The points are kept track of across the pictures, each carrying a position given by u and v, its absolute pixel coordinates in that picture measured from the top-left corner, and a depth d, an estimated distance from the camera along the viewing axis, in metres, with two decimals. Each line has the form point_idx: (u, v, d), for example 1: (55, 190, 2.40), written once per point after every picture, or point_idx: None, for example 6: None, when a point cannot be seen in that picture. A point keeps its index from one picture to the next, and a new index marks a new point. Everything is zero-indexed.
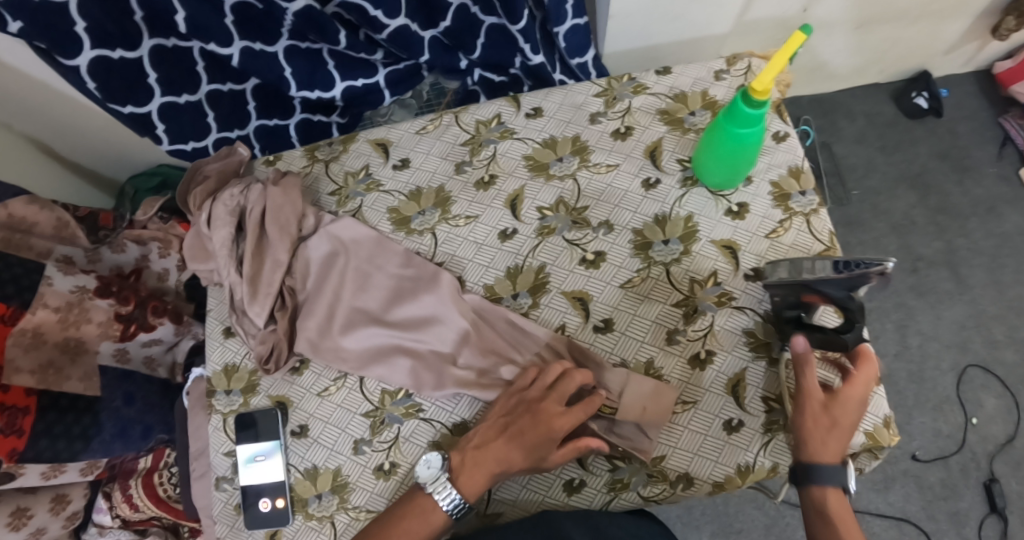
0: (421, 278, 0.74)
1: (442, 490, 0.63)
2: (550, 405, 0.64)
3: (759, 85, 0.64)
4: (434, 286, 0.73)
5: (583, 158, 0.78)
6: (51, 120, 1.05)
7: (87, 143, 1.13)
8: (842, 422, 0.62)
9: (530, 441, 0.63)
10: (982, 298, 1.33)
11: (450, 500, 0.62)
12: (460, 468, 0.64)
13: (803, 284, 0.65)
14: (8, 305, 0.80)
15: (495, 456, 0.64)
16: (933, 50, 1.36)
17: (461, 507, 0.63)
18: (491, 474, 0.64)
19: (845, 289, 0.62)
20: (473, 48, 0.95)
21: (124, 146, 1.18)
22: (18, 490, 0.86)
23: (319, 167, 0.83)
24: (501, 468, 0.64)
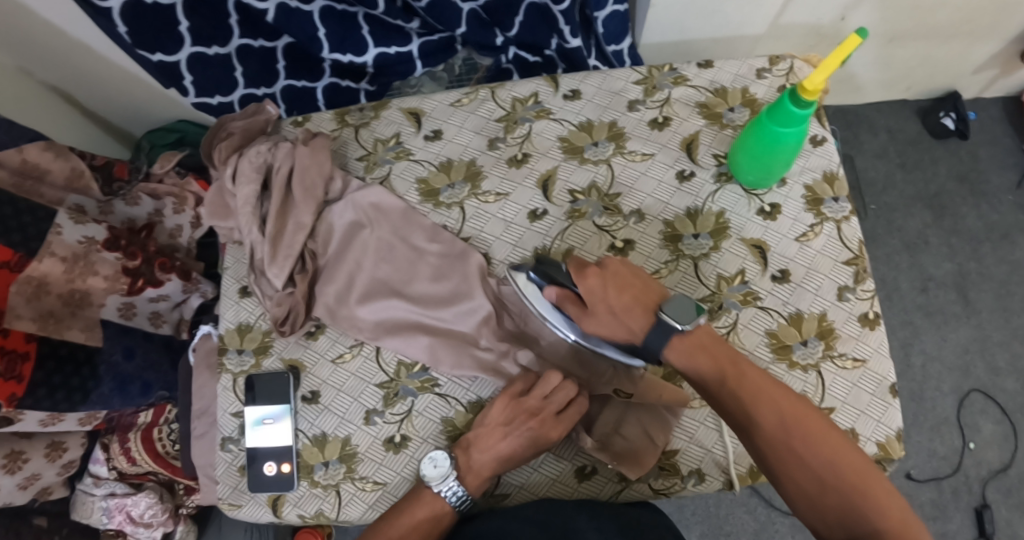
0: (452, 260, 0.73)
1: (444, 485, 0.64)
2: (546, 416, 0.65)
3: (809, 85, 0.63)
4: (456, 270, 0.73)
5: (618, 145, 0.77)
6: (72, 69, 1.02)
7: (106, 95, 1.10)
8: (761, 400, 0.55)
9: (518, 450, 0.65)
10: (989, 324, 1.33)
11: (451, 493, 0.64)
12: (464, 469, 0.65)
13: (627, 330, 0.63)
14: (14, 251, 0.77)
15: (484, 460, 0.65)
16: (964, 70, 1.35)
17: (462, 502, 0.64)
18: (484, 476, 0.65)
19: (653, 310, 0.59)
20: (510, 26, 0.94)
21: (142, 103, 1.15)
22: (13, 434, 0.85)
23: (348, 133, 0.81)
24: (493, 470, 0.65)
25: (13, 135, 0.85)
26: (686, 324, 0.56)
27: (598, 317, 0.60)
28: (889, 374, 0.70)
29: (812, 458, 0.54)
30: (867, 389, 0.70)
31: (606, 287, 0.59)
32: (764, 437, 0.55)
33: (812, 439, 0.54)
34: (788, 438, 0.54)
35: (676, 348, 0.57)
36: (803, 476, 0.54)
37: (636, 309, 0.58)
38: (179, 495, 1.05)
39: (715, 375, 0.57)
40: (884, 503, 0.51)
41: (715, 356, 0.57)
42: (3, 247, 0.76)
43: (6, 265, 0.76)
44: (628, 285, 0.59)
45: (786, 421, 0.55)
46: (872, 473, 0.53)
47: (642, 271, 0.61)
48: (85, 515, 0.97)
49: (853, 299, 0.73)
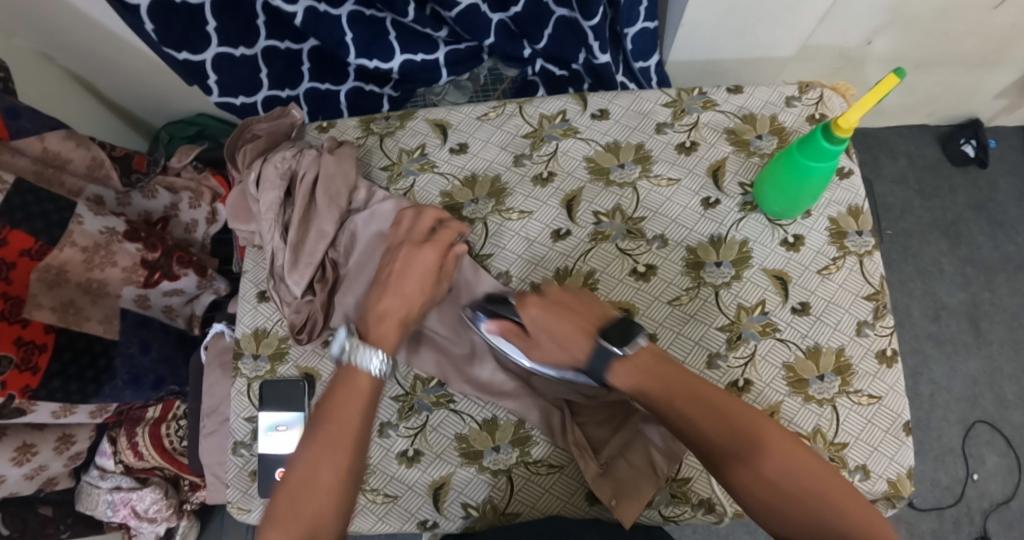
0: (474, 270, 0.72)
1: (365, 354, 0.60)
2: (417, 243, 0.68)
3: (844, 122, 0.62)
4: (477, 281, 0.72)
5: (644, 168, 0.77)
6: (92, 56, 1.01)
7: (126, 84, 1.10)
8: (703, 408, 0.55)
9: (415, 297, 0.66)
10: (999, 355, 1.32)
11: (376, 364, 0.60)
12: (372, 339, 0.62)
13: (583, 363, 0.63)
14: (35, 240, 0.75)
15: (397, 302, 0.65)
16: (987, 99, 1.34)
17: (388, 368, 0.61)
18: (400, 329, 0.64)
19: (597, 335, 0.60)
20: (538, 38, 0.93)
21: (163, 94, 1.15)
22: (25, 426, 0.85)
23: (372, 140, 0.81)
24: (405, 313, 0.65)
25: (36, 122, 0.83)
26: (625, 347, 0.58)
27: (542, 343, 0.62)
28: (904, 412, 0.70)
29: (766, 465, 0.51)
30: (880, 426, 0.70)
31: (548, 313, 0.62)
32: (721, 453, 0.53)
33: (767, 448, 0.52)
34: (735, 447, 0.52)
35: (619, 368, 0.58)
36: (766, 490, 0.51)
37: (575, 335, 0.60)
38: (183, 490, 1.06)
39: (658, 392, 0.57)
40: (850, 509, 0.49)
41: (661, 376, 0.57)
42: (24, 234, 0.75)
43: (26, 253, 0.75)
44: (568, 311, 0.62)
45: (732, 429, 0.53)
46: (825, 470, 0.52)
47: (585, 296, 0.63)
48: (89, 507, 0.97)
49: (872, 335, 0.72)
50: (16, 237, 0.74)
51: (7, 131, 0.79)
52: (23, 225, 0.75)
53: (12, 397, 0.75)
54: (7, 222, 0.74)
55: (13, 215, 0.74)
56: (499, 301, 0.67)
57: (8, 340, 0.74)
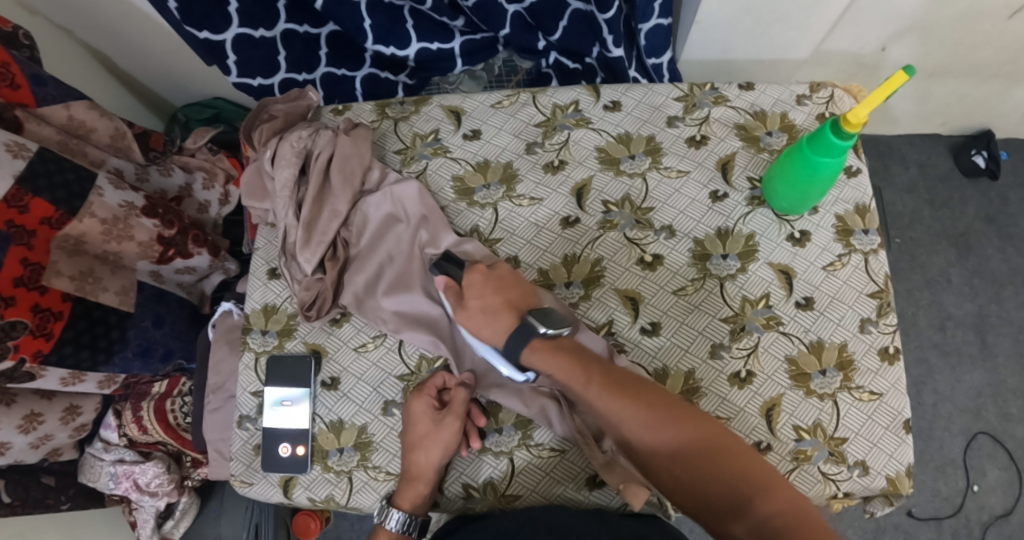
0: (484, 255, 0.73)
1: (387, 515, 0.65)
2: (422, 407, 0.68)
3: (853, 117, 0.63)
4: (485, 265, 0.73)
5: (654, 159, 0.77)
6: (112, 32, 1.03)
7: (144, 62, 1.12)
8: (619, 389, 0.59)
9: (427, 471, 0.66)
10: (1004, 369, 1.32)
11: (394, 518, 0.65)
12: (401, 490, 0.67)
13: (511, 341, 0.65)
14: (56, 208, 0.77)
15: (413, 484, 0.66)
16: (1002, 112, 1.34)
17: (406, 523, 0.65)
18: (423, 487, 0.66)
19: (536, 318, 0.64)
20: (554, 30, 0.95)
21: (181, 75, 1.17)
22: (34, 394, 0.87)
23: (387, 125, 0.82)
24: (424, 483, 0.66)
25: (61, 90, 0.85)
26: (550, 328, 0.63)
27: (471, 312, 0.67)
28: (904, 410, 0.71)
29: (681, 445, 0.54)
30: (880, 422, 0.70)
31: (486, 290, 0.67)
32: (637, 432, 0.57)
33: (675, 427, 0.55)
34: (651, 424, 0.56)
35: (540, 351, 0.63)
36: (689, 475, 0.53)
37: (503, 313, 0.65)
38: (185, 467, 1.06)
39: (581, 377, 0.61)
40: (759, 480, 0.50)
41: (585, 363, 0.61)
42: (45, 202, 0.76)
43: (47, 221, 0.76)
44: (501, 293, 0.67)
45: (650, 409, 0.57)
46: (738, 445, 0.54)
47: (522, 279, 0.69)
48: (92, 478, 0.98)
49: (875, 332, 0.73)
50: (38, 205, 0.75)
51: (34, 98, 0.81)
52: (44, 193, 0.76)
53: (23, 361, 0.77)
54: (30, 190, 0.75)
55: (36, 182, 0.76)
56: (455, 263, 0.71)
57: (25, 307, 0.75)
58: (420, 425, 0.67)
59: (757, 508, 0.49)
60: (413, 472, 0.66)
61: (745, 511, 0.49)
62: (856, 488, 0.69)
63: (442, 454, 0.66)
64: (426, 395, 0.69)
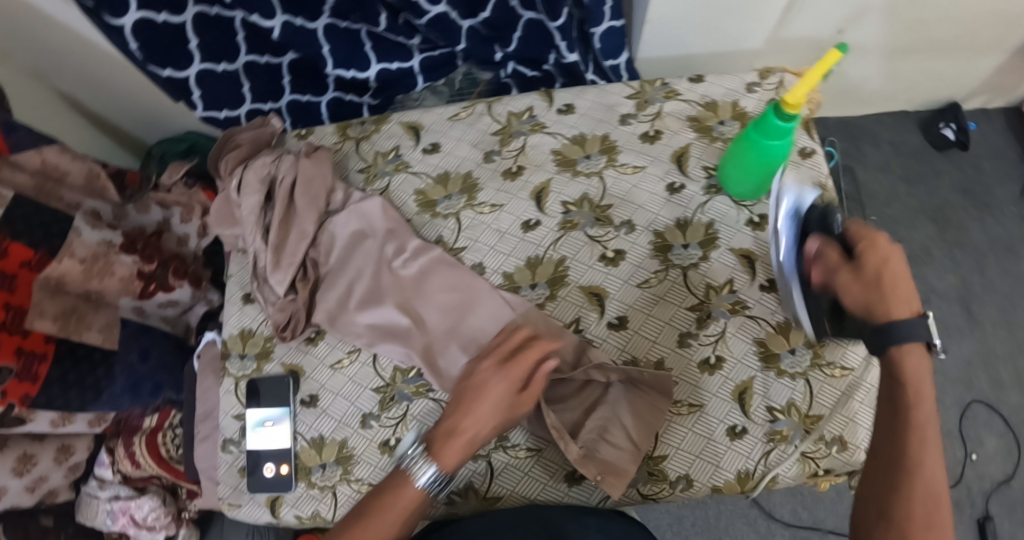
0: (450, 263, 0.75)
1: (419, 467, 0.61)
2: (496, 364, 0.64)
3: (792, 99, 0.66)
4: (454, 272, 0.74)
5: (610, 157, 0.79)
6: (82, 75, 1.07)
7: (116, 101, 1.16)
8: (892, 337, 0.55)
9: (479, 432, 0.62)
10: (992, 337, 1.32)
11: (425, 474, 0.60)
12: (441, 444, 0.62)
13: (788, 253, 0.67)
14: (35, 251, 0.82)
15: (464, 438, 0.61)
16: (964, 84, 1.37)
17: (437, 482, 0.61)
18: (466, 448, 0.61)
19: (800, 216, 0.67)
20: (510, 41, 0.98)
21: (154, 111, 1.21)
22: (26, 437, 0.88)
23: (349, 145, 0.85)
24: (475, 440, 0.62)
25: (33, 137, 0.89)
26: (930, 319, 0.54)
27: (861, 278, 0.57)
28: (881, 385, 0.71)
29: (922, 432, 0.51)
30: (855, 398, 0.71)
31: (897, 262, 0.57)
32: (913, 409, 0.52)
33: (904, 421, 0.52)
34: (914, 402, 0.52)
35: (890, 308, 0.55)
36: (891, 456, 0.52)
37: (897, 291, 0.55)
38: (181, 499, 1.08)
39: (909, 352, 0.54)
40: (934, 494, 0.49)
41: (915, 389, 0.53)
42: (24, 246, 0.81)
43: (26, 264, 0.81)
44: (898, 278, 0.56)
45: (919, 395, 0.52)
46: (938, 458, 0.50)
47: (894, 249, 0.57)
48: (90, 517, 1.00)
49: None
50: (16, 250, 0.80)
51: (6, 145, 0.86)
52: (24, 237, 0.81)
53: (11, 405, 0.80)
54: (8, 234, 0.80)
55: (15, 225, 0.81)
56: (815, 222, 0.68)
57: (10, 350, 0.79)
58: (491, 382, 0.63)
59: (909, 506, 0.49)
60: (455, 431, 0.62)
61: (902, 507, 0.49)
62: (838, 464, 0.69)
63: (423, 487, 0.61)
64: (441, 424, 0.63)
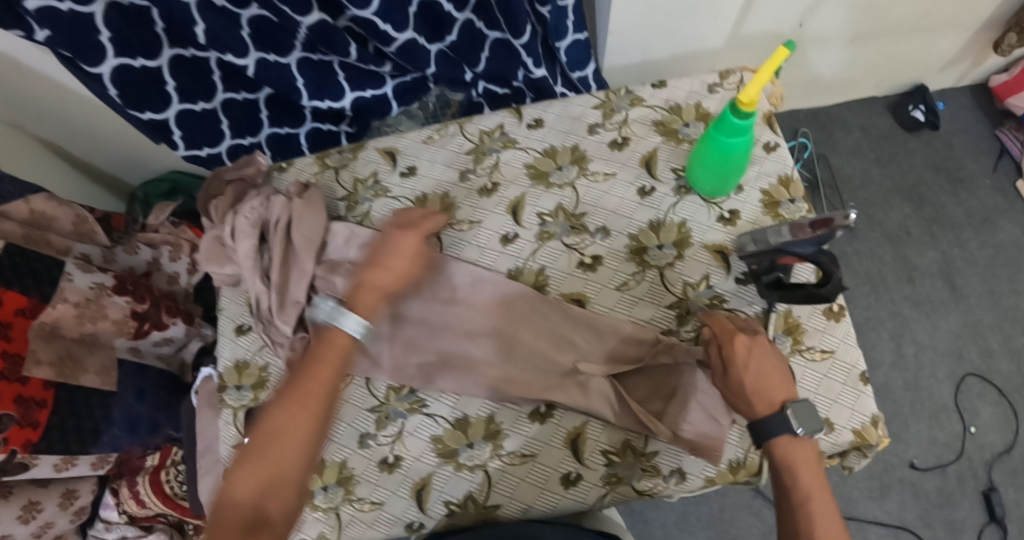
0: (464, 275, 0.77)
1: (341, 318, 0.67)
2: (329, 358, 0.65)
3: (746, 97, 0.68)
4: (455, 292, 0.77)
5: (581, 167, 0.82)
6: (61, 120, 1.12)
7: (96, 145, 1.20)
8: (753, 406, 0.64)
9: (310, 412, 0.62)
10: (978, 309, 1.35)
11: (351, 329, 0.66)
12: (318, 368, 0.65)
13: (779, 248, 0.71)
14: (27, 298, 0.83)
15: (311, 384, 0.63)
16: (927, 64, 1.40)
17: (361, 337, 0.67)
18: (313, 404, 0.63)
19: (814, 245, 0.68)
20: (477, 61, 1.01)
21: (134, 152, 1.25)
22: (28, 484, 0.90)
23: (329, 174, 0.87)
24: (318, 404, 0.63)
25: (19, 186, 0.92)
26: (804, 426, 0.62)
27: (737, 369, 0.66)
28: (858, 363, 0.75)
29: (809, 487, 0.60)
30: (837, 379, 0.75)
31: (759, 355, 0.66)
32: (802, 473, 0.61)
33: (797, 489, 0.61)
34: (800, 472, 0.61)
35: (746, 398, 0.65)
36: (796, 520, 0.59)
37: (768, 385, 0.65)
38: (189, 534, 1.11)
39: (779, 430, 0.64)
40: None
41: (806, 464, 0.62)
42: (18, 293, 0.82)
43: (20, 312, 0.82)
44: (770, 371, 0.65)
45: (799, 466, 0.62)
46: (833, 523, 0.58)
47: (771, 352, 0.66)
48: None
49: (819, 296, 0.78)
50: (11, 298, 0.82)
51: None
52: (14, 285, 0.82)
53: (15, 452, 0.82)
54: (1, 284, 0.81)
55: (4, 276, 0.82)
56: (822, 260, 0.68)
57: (9, 398, 0.80)
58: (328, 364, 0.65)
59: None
60: (361, 290, 0.69)
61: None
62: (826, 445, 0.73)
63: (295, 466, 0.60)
64: (338, 340, 0.66)
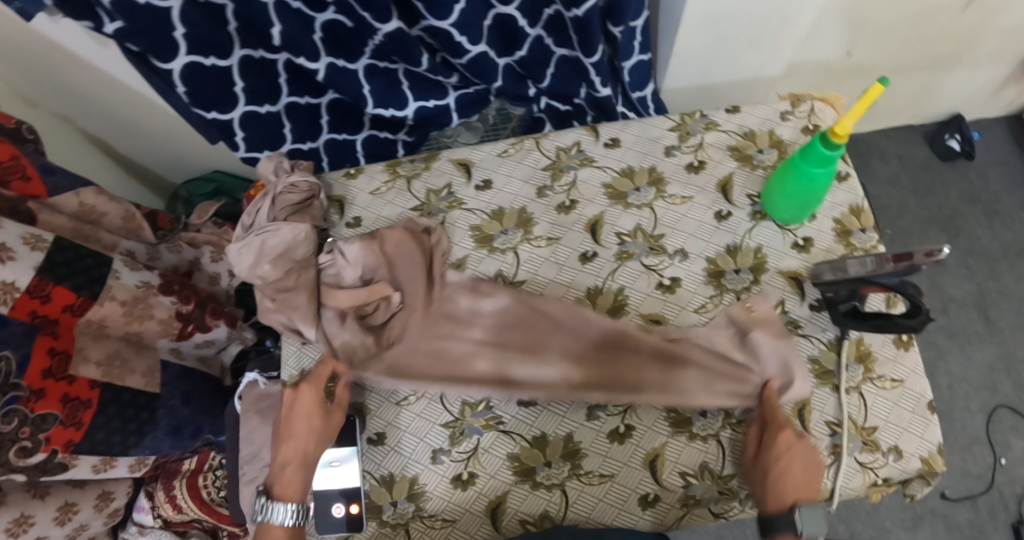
0: (480, 316, 0.77)
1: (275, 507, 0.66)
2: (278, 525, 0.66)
3: (838, 129, 0.68)
4: (496, 319, 0.76)
5: (659, 189, 0.82)
6: (113, 117, 1.11)
7: (143, 142, 1.19)
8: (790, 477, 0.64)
9: None
10: (1012, 341, 1.36)
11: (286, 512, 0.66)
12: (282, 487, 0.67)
13: (862, 278, 0.71)
14: (78, 295, 0.83)
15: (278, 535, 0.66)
16: (967, 96, 1.42)
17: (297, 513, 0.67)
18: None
19: (897, 277, 0.68)
20: (543, 78, 1.02)
21: (178, 152, 1.23)
22: (67, 484, 0.89)
23: (400, 183, 0.87)
24: None
25: (69, 178, 0.92)
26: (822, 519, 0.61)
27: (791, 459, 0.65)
28: (926, 392, 0.75)
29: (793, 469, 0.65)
30: (907, 407, 0.74)
31: (804, 466, 0.65)
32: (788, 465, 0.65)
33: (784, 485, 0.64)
34: (782, 445, 0.66)
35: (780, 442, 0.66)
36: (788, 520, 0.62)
37: (803, 457, 0.65)
38: None
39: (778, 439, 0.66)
40: None
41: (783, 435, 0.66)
42: (69, 290, 0.82)
43: (69, 309, 0.82)
44: (800, 472, 0.64)
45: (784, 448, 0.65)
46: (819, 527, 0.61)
47: (805, 467, 0.65)
48: None
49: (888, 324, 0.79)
50: (61, 294, 0.81)
51: (44, 189, 0.88)
52: (65, 281, 0.82)
53: (55, 452, 0.80)
54: (51, 279, 0.81)
55: (59, 270, 0.82)
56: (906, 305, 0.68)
57: (55, 398, 0.80)
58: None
59: None
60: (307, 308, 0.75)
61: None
62: (894, 472, 0.72)
63: None
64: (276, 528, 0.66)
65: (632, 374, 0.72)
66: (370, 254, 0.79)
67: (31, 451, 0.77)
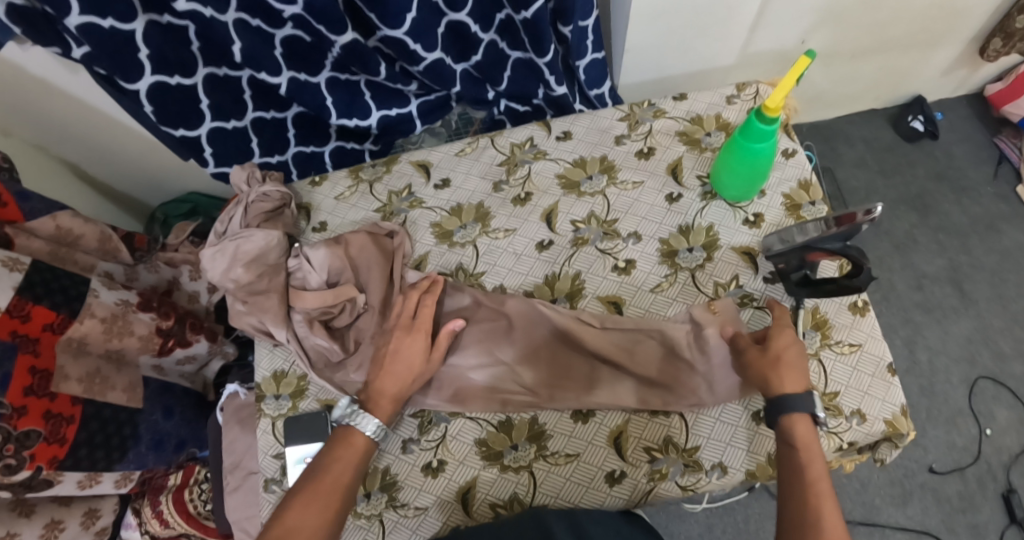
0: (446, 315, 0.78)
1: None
2: None
3: (771, 103, 0.71)
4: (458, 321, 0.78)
5: (611, 176, 0.86)
6: (90, 145, 1.14)
7: (121, 168, 1.23)
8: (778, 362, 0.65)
9: None
10: (987, 313, 1.38)
11: None
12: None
13: (806, 245, 0.72)
14: (58, 313, 0.85)
15: None
16: (924, 77, 1.46)
17: None
18: None
19: (841, 240, 0.69)
20: (500, 80, 1.06)
21: (154, 176, 1.27)
22: (52, 502, 0.90)
23: (363, 187, 0.90)
24: None
25: (46, 204, 0.94)
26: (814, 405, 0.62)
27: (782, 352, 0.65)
28: (886, 355, 0.77)
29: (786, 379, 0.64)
30: (866, 371, 0.76)
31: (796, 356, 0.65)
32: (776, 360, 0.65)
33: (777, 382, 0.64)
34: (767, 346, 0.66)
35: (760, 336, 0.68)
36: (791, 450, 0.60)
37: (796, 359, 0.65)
38: None
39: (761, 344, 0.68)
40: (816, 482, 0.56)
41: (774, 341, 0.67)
42: (47, 309, 0.84)
43: (49, 327, 0.84)
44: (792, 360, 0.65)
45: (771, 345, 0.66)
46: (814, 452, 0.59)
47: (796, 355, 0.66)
48: None
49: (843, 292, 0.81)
50: (40, 313, 0.83)
51: (20, 214, 0.90)
52: (44, 300, 0.84)
53: (40, 469, 0.81)
54: (31, 299, 0.83)
55: (35, 290, 0.83)
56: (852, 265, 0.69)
57: (37, 414, 0.81)
58: None
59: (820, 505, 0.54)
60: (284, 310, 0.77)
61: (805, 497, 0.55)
62: (859, 435, 0.73)
63: None
64: None
65: (584, 371, 0.75)
66: (338, 258, 0.79)
67: (15, 469, 0.78)
